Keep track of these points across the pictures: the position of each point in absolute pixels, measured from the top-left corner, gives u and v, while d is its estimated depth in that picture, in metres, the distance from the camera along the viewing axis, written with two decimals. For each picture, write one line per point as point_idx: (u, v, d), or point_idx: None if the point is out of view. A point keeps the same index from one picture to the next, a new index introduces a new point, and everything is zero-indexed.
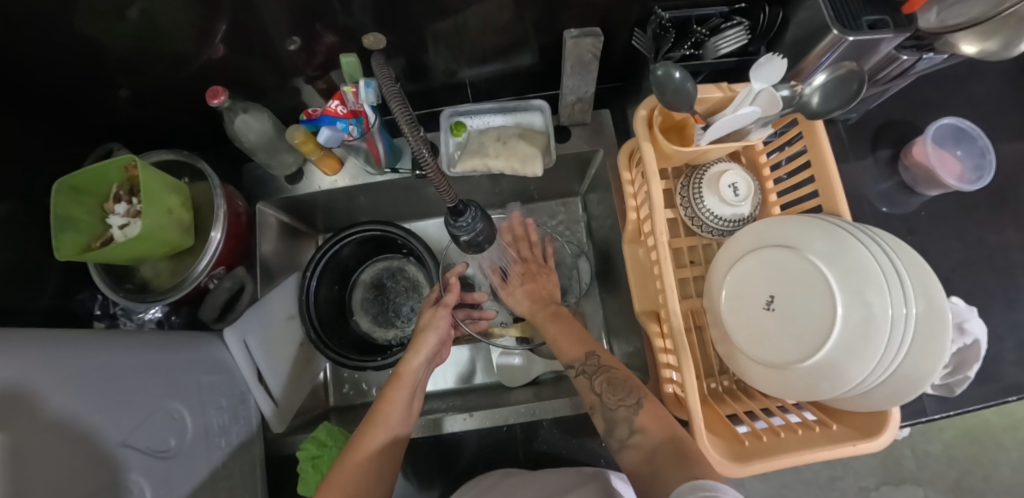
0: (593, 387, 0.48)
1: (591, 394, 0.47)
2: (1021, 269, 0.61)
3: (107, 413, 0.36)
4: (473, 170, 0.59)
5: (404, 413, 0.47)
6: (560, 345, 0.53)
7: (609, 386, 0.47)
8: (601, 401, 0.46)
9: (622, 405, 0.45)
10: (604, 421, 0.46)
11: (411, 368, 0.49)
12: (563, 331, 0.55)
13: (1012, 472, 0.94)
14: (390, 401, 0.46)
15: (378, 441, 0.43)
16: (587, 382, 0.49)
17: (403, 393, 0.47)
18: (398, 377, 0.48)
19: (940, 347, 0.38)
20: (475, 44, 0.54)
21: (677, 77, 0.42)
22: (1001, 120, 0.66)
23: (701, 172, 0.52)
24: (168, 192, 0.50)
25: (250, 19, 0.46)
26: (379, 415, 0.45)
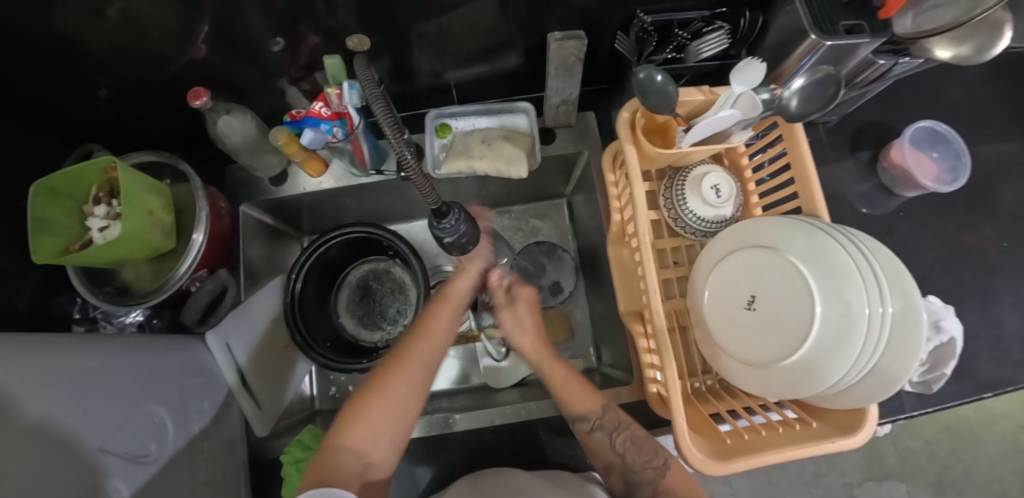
0: (615, 446, 0.48)
1: (613, 450, 0.48)
2: (994, 267, 0.62)
3: (85, 418, 0.36)
4: (459, 171, 0.58)
5: (445, 331, 0.51)
6: (578, 398, 0.50)
7: (636, 449, 0.47)
8: (622, 460, 0.47)
9: (648, 467, 0.46)
10: (622, 481, 0.48)
11: (458, 290, 0.53)
12: (572, 381, 0.51)
13: (991, 466, 0.96)
14: (436, 319, 0.51)
15: (423, 352, 0.48)
16: (606, 438, 0.48)
17: (446, 312, 0.52)
18: (445, 298, 0.53)
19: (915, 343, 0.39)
20: (460, 45, 0.54)
21: (659, 80, 0.43)
22: (974, 121, 0.68)
23: (684, 174, 0.53)
24: (148, 194, 0.49)
25: (232, 19, 0.45)
26: (425, 331, 0.50)
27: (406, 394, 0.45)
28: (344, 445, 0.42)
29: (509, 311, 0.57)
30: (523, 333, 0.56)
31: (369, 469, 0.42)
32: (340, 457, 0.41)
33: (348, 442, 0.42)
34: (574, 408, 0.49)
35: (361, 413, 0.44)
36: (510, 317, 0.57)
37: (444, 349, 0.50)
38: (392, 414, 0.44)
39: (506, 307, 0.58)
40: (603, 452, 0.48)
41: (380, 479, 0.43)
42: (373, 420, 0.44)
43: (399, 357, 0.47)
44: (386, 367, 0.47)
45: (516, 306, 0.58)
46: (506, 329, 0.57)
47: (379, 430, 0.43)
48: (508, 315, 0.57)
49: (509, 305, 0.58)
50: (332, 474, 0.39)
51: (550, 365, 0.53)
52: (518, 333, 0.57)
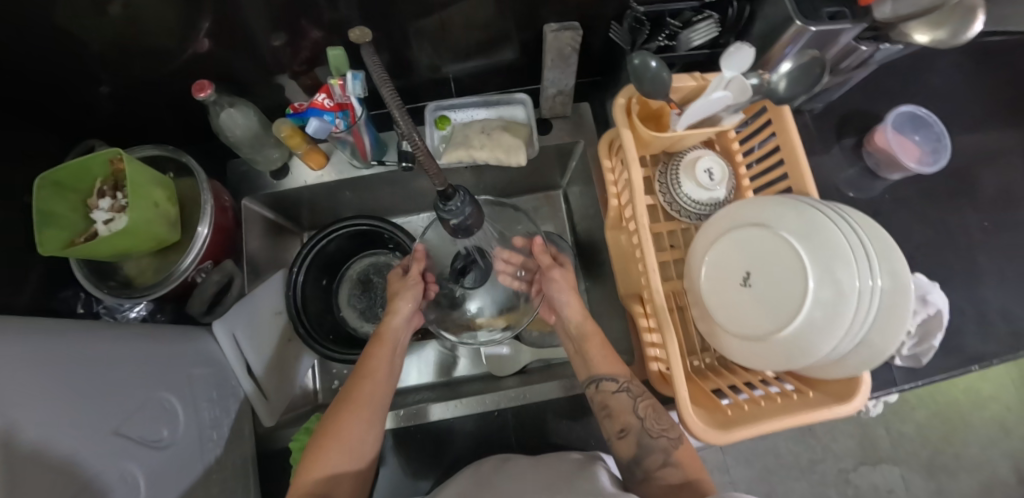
0: (639, 411, 0.49)
1: (633, 414, 0.50)
2: (974, 244, 0.65)
3: (98, 404, 0.36)
4: (459, 161, 0.58)
5: (388, 368, 0.54)
6: (613, 364, 0.53)
7: (656, 415, 0.49)
8: (642, 423, 0.49)
9: (664, 435, 0.48)
10: (635, 445, 0.49)
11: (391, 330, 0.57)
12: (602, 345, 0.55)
13: (980, 448, 0.97)
14: (377, 356, 0.54)
15: (370, 392, 0.51)
16: (630, 401, 0.50)
17: (385, 350, 0.55)
18: (380, 340, 0.56)
19: (903, 317, 0.41)
20: (458, 38, 0.56)
21: (653, 66, 0.46)
22: (950, 108, 0.71)
23: (678, 159, 0.55)
24: (153, 186, 0.50)
25: (238, 13, 0.46)
26: (369, 371, 0.53)
27: (360, 431, 0.49)
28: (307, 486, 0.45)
29: (558, 271, 0.60)
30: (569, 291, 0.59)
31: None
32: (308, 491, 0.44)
33: (311, 478, 0.45)
34: (600, 368, 0.53)
35: (320, 455, 0.46)
36: (558, 274, 0.60)
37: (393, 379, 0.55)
38: (347, 450, 0.47)
39: (552, 268, 0.60)
40: (624, 413, 0.50)
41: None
42: (335, 460, 0.47)
43: (348, 399, 0.50)
44: (338, 412, 0.49)
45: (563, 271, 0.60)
46: (554, 288, 0.59)
47: (342, 468, 0.47)
48: (559, 273, 0.60)
49: (557, 266, 0.60)
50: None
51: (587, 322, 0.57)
52: (564, 290, 0.59)
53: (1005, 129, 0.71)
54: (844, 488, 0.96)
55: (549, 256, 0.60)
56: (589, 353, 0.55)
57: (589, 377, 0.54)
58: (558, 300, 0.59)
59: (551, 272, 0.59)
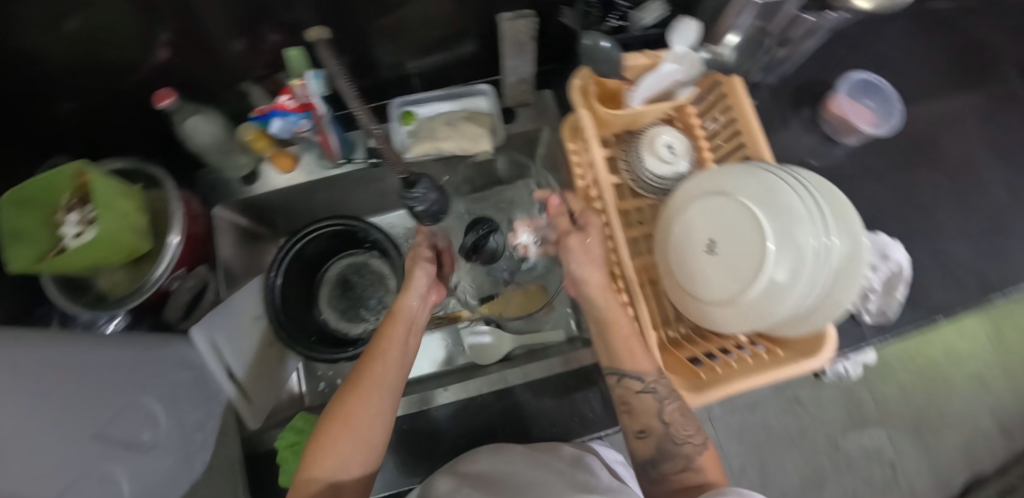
0: (663, 414, 0.49)
1: (658, 417, 0.49)
2: (929, 202, 0.68)
3: (73, 409, 0.36)
4: (426, 154, 0.59)
5: (401, 349, 0.48)
6: (634, 361, 0.49)
7: (682, 423, 0.49)
8: (665, 429, 0.49)
9: (689, 441, 0.49)
10: (654, 448, 0.49)
11: (406, 305, 0.51)
12: (627, 334, 0.49)
13: (960, 403, 1.00)
14: (389, 336, 0.48)
15: (379, 377, 0.46)
16: (655, 402, 0.49)
17: (399, 328, 0.49)
18: (392, 316, 0.50)
19: (855, 272, 0.43)
20: (415, 32, 0.57)
21: (606, 46, 0.47)
22: (897, 73, 0.74)
23: (639, 136, 0.56)
24: (120, 198, 0.50)
25: (196, 19, 0.47)
26: (381, 353, 0.47)
27: (369, 419, 0.44)
28: (316, 478, 0.42)
29: (579, 238, 0.51)
30: (593, 261, 0.51)
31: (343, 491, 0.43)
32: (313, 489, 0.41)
33: (317, 472, 0.42)
34: (620, 362, 0.50)
35: (326, 445, 0.43)
36: (578, 242, 0.51)
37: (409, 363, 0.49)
38: (355, 441, 0.44)
39: (569, 235, 0.52)
40: (647, 414, 0.49)
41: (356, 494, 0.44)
42: (340, 451, 0.43)
43: (357, 383, 0.46)
44: (344, 398, 0.45)
45: (585, 236, 0.51)
46: (575, 260, 0.51)
47: (353, 457, 0.44)
48: (577, 240, 0.51)
49: (578, 231, 0.51)
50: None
51: (605, 298, 0.50)
52: (585, 263, 0.50)
53: (952, 91, 0.74)
54: (834, 454, 0.97)
55: (567, 222, 0.52)
56: (615, 337, 0.50)
57: (611, 368, 0.51)
58: (578, 276, 0.51)
59: (568, 242, 0.51)
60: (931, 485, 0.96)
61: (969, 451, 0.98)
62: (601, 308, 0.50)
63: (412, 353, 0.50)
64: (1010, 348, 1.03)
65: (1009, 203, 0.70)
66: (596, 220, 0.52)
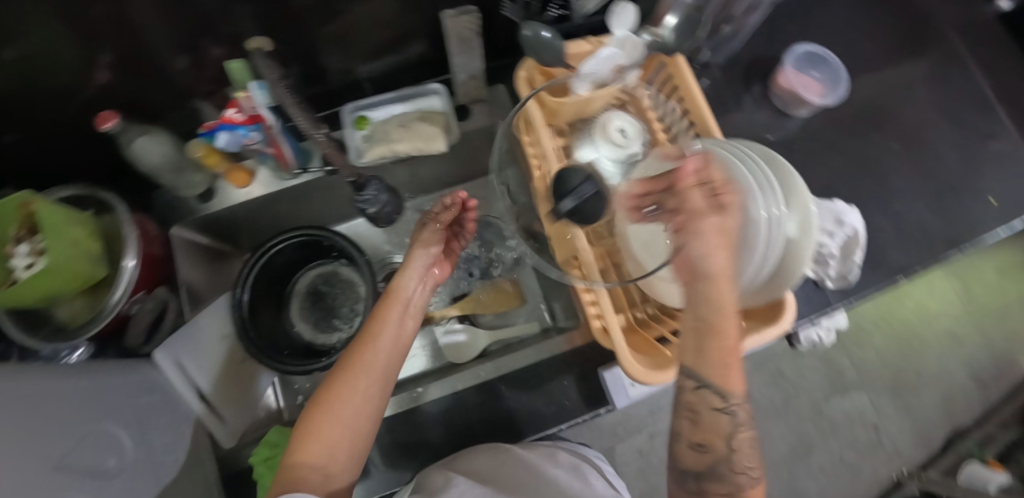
0: (733, 439, 0.38)
1: (726, 440, 0.37)
2: (879, 166, 0.70)
3: (34, 440, 0.36)
4: (382, 158, 0.60)
5: (396, 331, 0.48)
6: (724, 378, 0.36)
7: (748, 452, 0.38)
8: (728, 452, 0.38)
9: (745, 472, 0.38)
10: (707, 467, 0.38)
11: (402, 288, 0.51)
12: (728, 350, 0.35)
13: (935, 360, 1.03)
14: (385, 318, 0.49)
15: (374, 359, 0.45)
16: (730, 425, 0.37)
17: (395, 310, 0.49)
18: (388, 299, 0.50)
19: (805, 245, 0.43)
20: (360, 36, 0.57)
21: (547, 37, 0.49)
22: (841, 43, 0.76)
23: (591, 124, 0.57)
24: (72, 225, 0.49)
25: (132, 40, 0.46)
26: (377, 334, 0.47)
27: (361, 400, 0.44)
28: (303, 464, 0.40)
29: (719, 224, 0.36)
30: (724, 252, 0.36)
31: (329, 477, 0.41)
32: (299, 473, 0.40)
33: (305, 457, 0.40)
34: (707, 375, 0.36)
35: (316, 426, 0.41)
36: (715, 229, 0.36)
37: (404, 347, 0.48)
38: (345, 423, 0.42)
39: (697, 209, 0.36)
40: (714, 434, 0.37)
41: (341, 482, 0.42)
42: (328, 435, 0.42)
43: (350, 364, 0.45)
44: (336, 378, 0.44)
45: (725, 223, 0.36)
46: (700, 245, 0.35)
47: (341, 440, 0.42)
48: (716, 225, 0.36)
49: (716, 212, 0.36)
50: (293, 488, 0.38)
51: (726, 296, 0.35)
52: (717, 254, 0.35)
53: (895, 57, 0.76)
54: (819, 421, 0.99)
55: (705, 195, 0.36)
56: (718, 342, 0.36)
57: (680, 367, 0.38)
58: (701, 266, 0.35)
59: (704, 224, 0.35)
60: (914, 442, 0.99)
61: (948, 407, 1.01)
62: (720, 309, 0.35)
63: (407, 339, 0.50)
64: (979, 304, 1.05)
65: (956, 162, 0.72)
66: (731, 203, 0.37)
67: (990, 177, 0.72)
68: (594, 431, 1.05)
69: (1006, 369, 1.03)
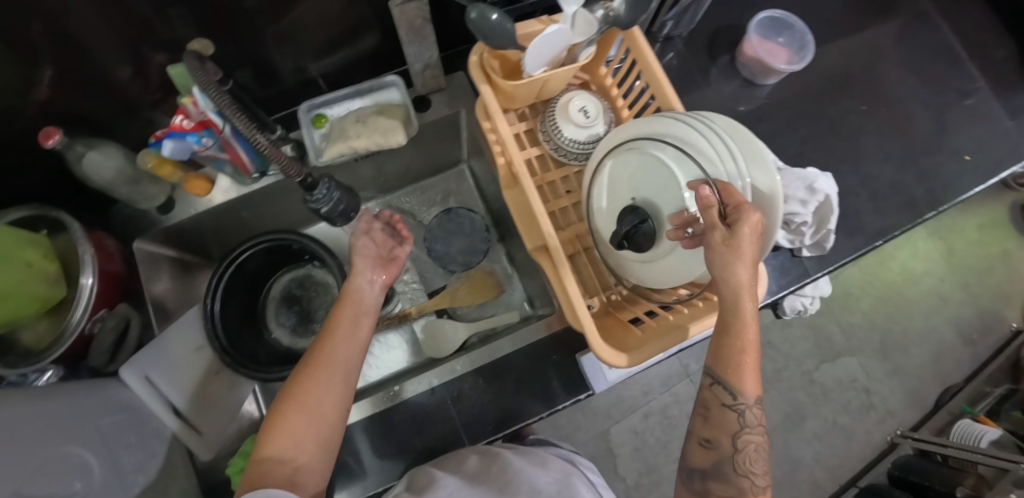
0: (739, 440, 0.41)
1: (733, 439, 0.41)
2: (851, 130, 0.69)
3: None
4: (342, 155, 0.58)
5: (354, 329, 0.49)
6: (738, 377, 0.39)
7: (753, 458, 0.41)
8: (733, 456, 0.41)
9: (752, 476, 0.40)
10: (714, 462, 0.41)
11: (357, 289, 0.52)
12: (744, 346, 0.38)
13: (923, 320, 1.03)
14: (342, 318, 0.49)
15: (337, 354, 0.46)
16: (737, 421, 0.40)
17: (351, 310, 0.50)
18: (344, 298, 0.51)
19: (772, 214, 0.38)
20: (305, 30, 0.54)
21: (495, 19, 0.45)
22: (807, 6, 0.74)
23: (552, 105, 0.55)
24: (22, 247, 0.47)
25: (63, 52, 0.44)
26: (336, 330, 0.48)
27: (325, 395, 0.44)
28: (270, 458, 0.41)
29: (723, 237, 0.35)
30: (743, 263, 0.36)
31: (298, 472, 0.41)
32: (265, 467, 0.40)
33: (272, 452, 0.41)
34: (722, 373, 0.39)
35: (281, 421, 0.42)
36: (720, 242, 0.36)
37: (363, 341, 0.49)
38: (311, 418, 0.43)
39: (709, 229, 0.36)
40: (721, 429, 0.41)
41: (312, 475, 0.42)
42: (294, 428, 0.42)
43: (311, 361, 0.46)
44: (299, 374, 0.45)
45: (732, 238, 0.35)
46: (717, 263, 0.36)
47: (308, 434, 0.43)
48: (722, 237, 0.35)
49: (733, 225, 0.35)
50: (262, 483, 0.39)
51: (736, 303, 0.37)
52: (740, 266, 0.36)
53: (860, 18, 0.75)
54: (811, 388, 0.99)
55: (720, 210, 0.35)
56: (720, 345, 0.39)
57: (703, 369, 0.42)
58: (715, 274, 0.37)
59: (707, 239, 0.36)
60: (907, 403, 0.99)
61: (937, 365, 1.01)
62: (733, 313, 0.37)
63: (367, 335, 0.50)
64: (962, 261, 1.05)
65: (928, 119, 0.71)
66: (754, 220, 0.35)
67: (960, 132, 0.71)
68: (588, 414, 1.06)
69: (994, 324, 1.03)
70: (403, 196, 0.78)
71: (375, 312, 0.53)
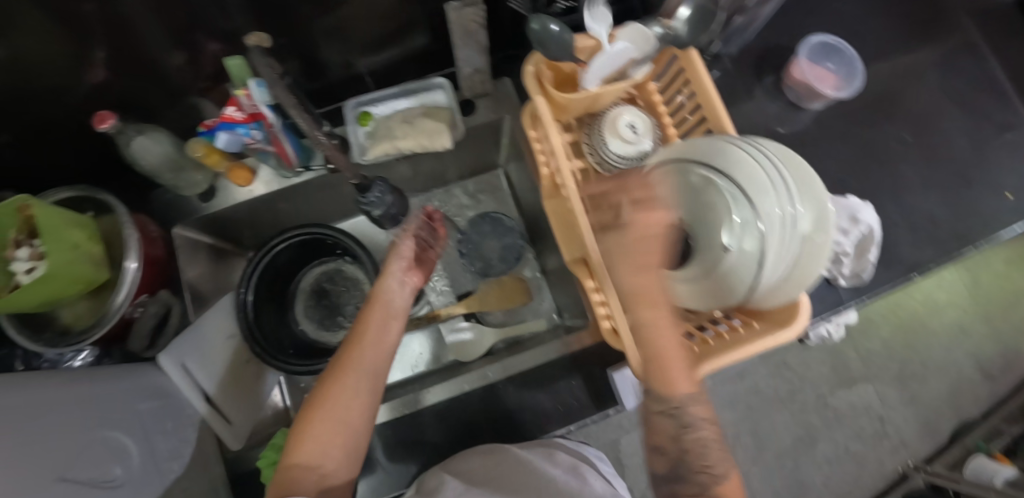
0: (681, 439, 0.37)
1: (676, 442, 0.37)
2: (894, 159, 0.68)
3: (40, 460, 0.35)
4: (386, 155, 0.58)
5: (381, 333, 0.49)
6: (661, 380, 0.36)
7: (702, 455, 0.36)
8: (683, 458, 0.36)
9: (705, 470, 0.36)
10: (668, 468, 0.37)
11: (386, 291, 0.52)
12: (660, 357, 0.36)
13: (942, 351, 1.02)
14: (369, 323, 0.49)
15: (364, 359, 0.46)
16: (674, 426, 0.37)
17: (379, 313, 0.50)
18: (373, 301, 0.51)
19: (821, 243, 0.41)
20: (360, 28, 0.55)
21: (555, 30, 0.45)
22: (857, 32, 0.73)
23: (601, 118, 0.55)
24: (69, 228, 0.48)
25: (123, 36, 0.44)
26: (364, 334, 0.48)
27: (351, 402, 0.44)
28: (297, 464, 0.41)
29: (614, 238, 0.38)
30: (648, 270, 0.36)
31: (325, 479, 0.42)
32: (292, 474, 0.40)
33: (299, 459, 0.41)
34: (645, 381, 0.37)
35: (308, 428, 0.42)
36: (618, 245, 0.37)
37: (392, 346, 0.49)
38: (338, 424, 0.43)
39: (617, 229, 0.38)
40: (664, 435, 0.37)
41: (339, 482, 0.43)
42: (320, 435, 0.42)
43: (339, 366, 0.46)
44: (326, 380, 0.45)
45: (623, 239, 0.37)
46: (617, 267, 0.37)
47: (334, 441, 0.43)
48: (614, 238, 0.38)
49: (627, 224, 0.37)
50: (291, 490, 0.39)
51: (642, 316, 0.36)
52: (641, 269, 0.36)
53: (911, 46, 0.74)
54: (824, 413, 0.99)
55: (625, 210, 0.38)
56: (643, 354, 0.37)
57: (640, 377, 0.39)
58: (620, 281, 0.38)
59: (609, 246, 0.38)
60: (920, 433, 0.99)
61: (953, 398, 1.01)
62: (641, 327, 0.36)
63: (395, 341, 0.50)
64: (987, 294, 1.05)
65: (972, 154, 0.70)
66: (649, 222, 0.36)
67: (1005, 169, 0.70)
68: (600, 423, 1.06)
69: (1015, 360, 1.03)
70: (436, 196, 0.78)
71: (405, 316, 0.53)
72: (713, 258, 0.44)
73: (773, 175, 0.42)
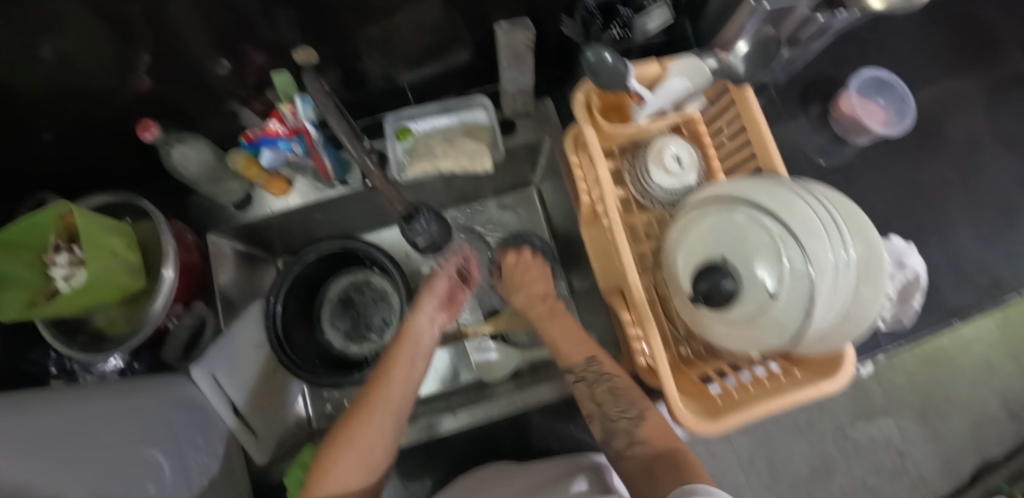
0: (595, 394, 0.48)
1: (594, 405, 0.48)
2: (941, 199, 0.67)
3: (82, 480, 0.36)
4: (424, 173, 0.58)
5: (409, 370, 0.48)
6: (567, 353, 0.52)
7: (613, 400, 0.48)
8: (601, 410, 0.48)
9: (624, 416, 0.47)
10: (599, 428, 0.48)
11: (417, 327, 0.51)
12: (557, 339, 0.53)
13: (968, 387, 1.01)
14: (399, 361, 0.48)
15: (390, 397, 0.46)
16: (587, 389, 0.49)
17: (408, 350, 0.49)
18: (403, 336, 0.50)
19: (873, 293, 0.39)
20: (406, 44, 0.54)
21: (610, 60, 0.43)
22: (909, 65, 0.72)
23: (645, 147, 0.53)
24: (109, 236, 0.47)
25: (175, 47, 0.44)
26: (392, 371, 0.47)
27: (373, 441, 0.44)
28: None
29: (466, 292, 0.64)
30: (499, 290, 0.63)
31: None
32: None
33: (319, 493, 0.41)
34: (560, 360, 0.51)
35: (330, 466, 0.42)
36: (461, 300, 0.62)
37: (419, 384, 0.49)
38: (360, 461, 0.43)
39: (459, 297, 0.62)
40: (585, 401, 0.49)
41: None
42: (341, 471, 0.42)
43: (364, 403, 0.45)
44: (351, 415, 0.44)
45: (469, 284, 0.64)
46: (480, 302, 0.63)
47: (355, 477, 0.43)
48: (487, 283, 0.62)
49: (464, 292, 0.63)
50: None
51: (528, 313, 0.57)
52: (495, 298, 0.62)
53: (965, 82, 0.72)
54: (843, 444, 0.98)
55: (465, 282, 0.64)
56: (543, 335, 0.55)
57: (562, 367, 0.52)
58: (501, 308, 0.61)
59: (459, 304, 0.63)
60: (939, 470, 0.98)
61: (976, 436, 0.99)
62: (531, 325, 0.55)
63: (422, 377, 0.50)
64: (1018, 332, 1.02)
65: None
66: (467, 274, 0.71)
67: None
68: None
69: None
70: (467, 211, 0.77)
71: (432, 352, 0.51)
72: (750, 303, 0.40)
73: (826, 216, 0.39)
